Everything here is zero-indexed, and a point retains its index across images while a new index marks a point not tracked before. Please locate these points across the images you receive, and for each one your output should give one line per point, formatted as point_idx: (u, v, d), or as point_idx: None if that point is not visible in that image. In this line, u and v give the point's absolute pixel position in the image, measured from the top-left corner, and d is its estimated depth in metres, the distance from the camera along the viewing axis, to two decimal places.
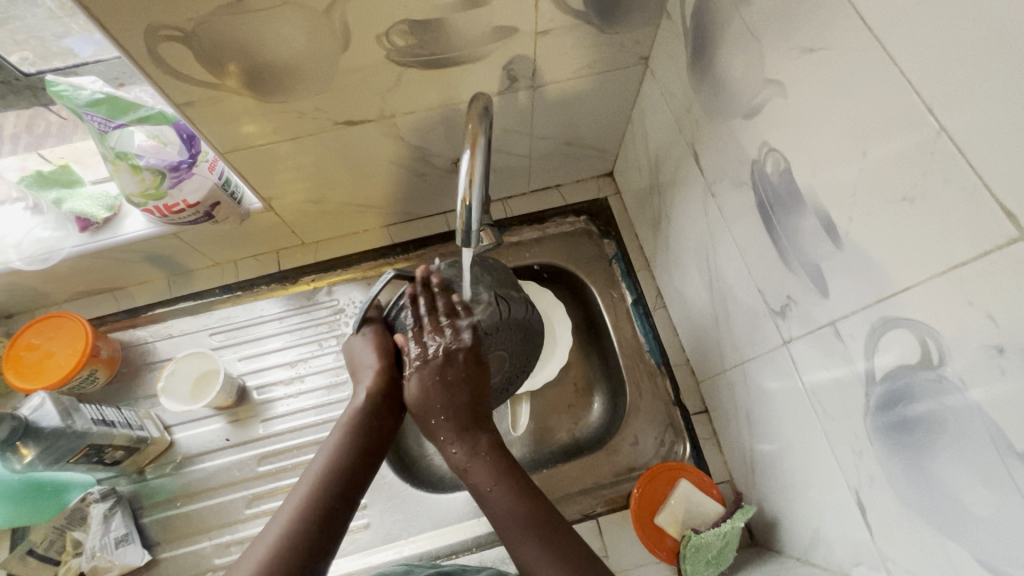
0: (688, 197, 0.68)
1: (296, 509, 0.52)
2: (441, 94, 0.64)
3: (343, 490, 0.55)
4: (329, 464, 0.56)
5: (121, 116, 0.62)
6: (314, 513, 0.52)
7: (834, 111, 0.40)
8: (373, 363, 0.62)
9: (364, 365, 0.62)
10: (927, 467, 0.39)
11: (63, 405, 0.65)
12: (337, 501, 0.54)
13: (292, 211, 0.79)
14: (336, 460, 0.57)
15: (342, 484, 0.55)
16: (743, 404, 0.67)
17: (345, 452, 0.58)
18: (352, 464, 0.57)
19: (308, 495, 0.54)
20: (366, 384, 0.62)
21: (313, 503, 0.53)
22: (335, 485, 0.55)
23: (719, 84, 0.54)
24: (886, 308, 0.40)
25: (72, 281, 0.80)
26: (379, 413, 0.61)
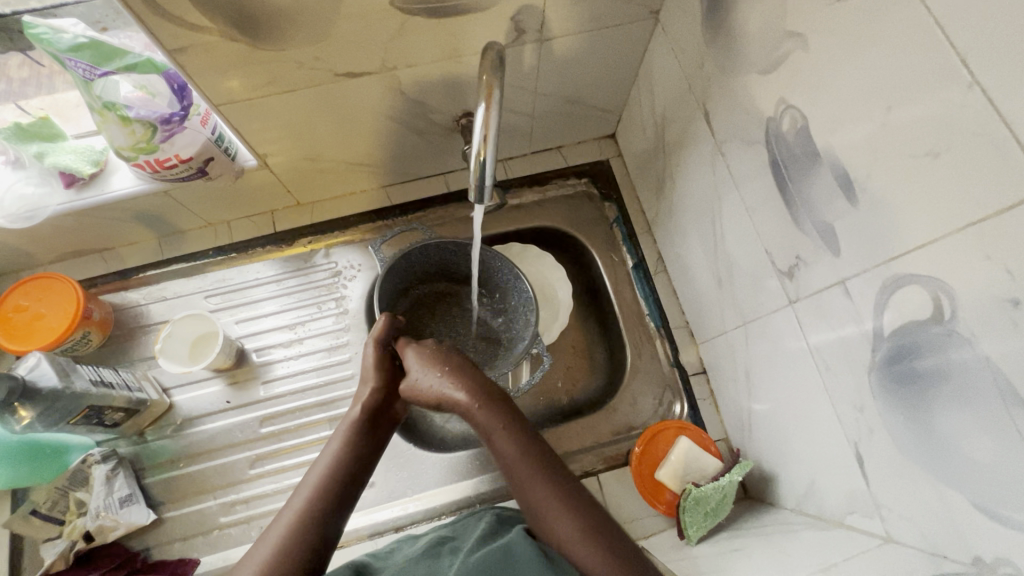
0: (696, 158, 0.67)
1: (296, 510, 0.53)
2: (445, 47, 0.62)
3: (337, 501, 0.55)
4: (325, 477, 0.56)
5: (106, 63, 0.58)
6: (310, 531, 0.52)
7: (861, 66, 0.39)
8: (370, 379, 0.63)
9: (365, 375, 0.64)
10: (930, 420, 0.40)
11: (59, 365, 0.64)
12: (334, 518, 0.54)
13: (288, 169, 0.76)
14: (333, 470, 0.57)
15: (341, 494, 0.56)
16: (743, 364, 0.68)
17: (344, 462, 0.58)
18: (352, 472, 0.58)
19: (306, 499, 0.54)
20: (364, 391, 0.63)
21: (308, 517, 0.53)
22: (330, 494, 0.55)
23: (734, 39, 0.52)
24: (900, 266, 0.40)
25: (59, 241, 0.77)
26: (375, 423, 0.62)
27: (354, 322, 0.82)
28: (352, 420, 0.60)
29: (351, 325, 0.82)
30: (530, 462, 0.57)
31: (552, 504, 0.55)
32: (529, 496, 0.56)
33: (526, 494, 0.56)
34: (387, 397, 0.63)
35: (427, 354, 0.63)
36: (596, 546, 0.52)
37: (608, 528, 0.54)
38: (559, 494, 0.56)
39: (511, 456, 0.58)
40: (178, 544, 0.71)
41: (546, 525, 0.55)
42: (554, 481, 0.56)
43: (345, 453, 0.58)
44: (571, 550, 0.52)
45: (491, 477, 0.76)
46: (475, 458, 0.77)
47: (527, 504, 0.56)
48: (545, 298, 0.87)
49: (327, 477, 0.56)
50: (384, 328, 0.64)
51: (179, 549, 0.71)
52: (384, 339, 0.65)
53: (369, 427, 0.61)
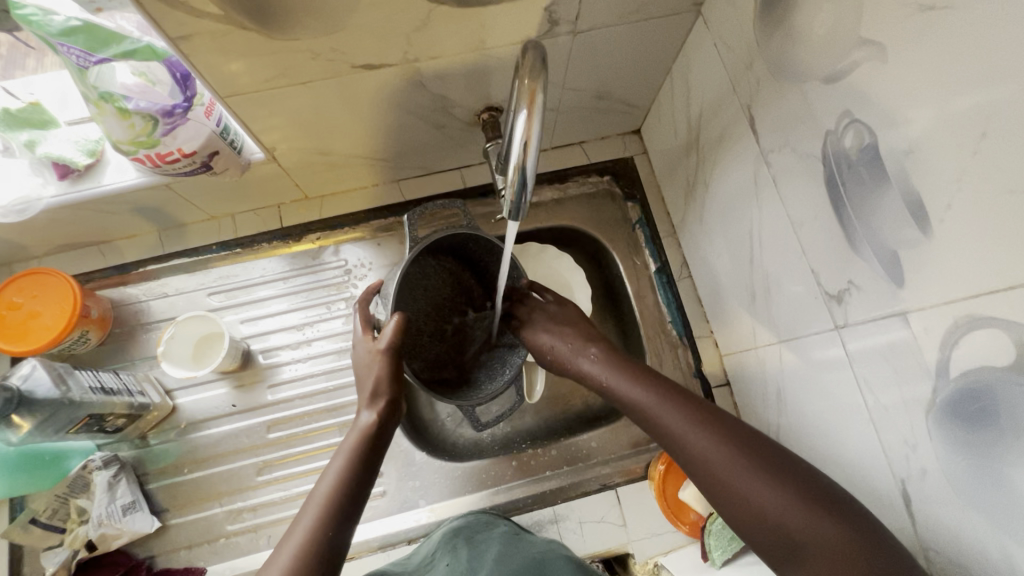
0: (735, 164, 0.63)
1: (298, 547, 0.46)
2: (472, 38, 0.57)
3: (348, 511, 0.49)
4: (337, 489, 0.50)
5: (104, 49, 0.53)
6: (320, 548, 0.46)
7: (951, 84, 0.35)
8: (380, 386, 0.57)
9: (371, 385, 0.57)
10: (997, 471, 0.37)
11: (55, 371, 0.61)
12: (343, 527, 0.48)
13: (297, 163, 0.72)
14: (344, 480, 0.51)
15: (351, 504, 0.50)
16: (773, 382, 0.66)
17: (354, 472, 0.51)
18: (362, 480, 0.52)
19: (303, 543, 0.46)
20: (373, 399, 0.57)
21: (322, 531, 0.47)
22: (347, 502, 0.50)
23: (794, 41, 0.48)
24: (976, 306, 0.37)
25: (53, 234, 0.73)
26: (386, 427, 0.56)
27: None
28: (363, 429, 0.54)
29: None
30: (681, 412, 0.51)
31: (710, 440, 0.48)
32: (686, 438, 0.50)
33: (681, 434, 0.50)
34: (391, 410, 0.57)
35: (552, 325, 0.65)
36: (755, 462, 0.46)
37: (788, 461, 0.46)
38: (715, 431, 0.49)
39: (650, 396, 0.54)
40: (184, 552, 0.69)
41: (719, 472, 0.47)
42: (701, 415, 0.50)
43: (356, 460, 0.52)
44: (737, 482, 0.46)
45: (506, 489, 0.73)
46: (490, 468, 0.75)
47: (699, 463, 0.48)
48: (562, 301, 0.84)
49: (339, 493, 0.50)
50: (397, 330, 0.58)
51: (185, 558, 0.69)
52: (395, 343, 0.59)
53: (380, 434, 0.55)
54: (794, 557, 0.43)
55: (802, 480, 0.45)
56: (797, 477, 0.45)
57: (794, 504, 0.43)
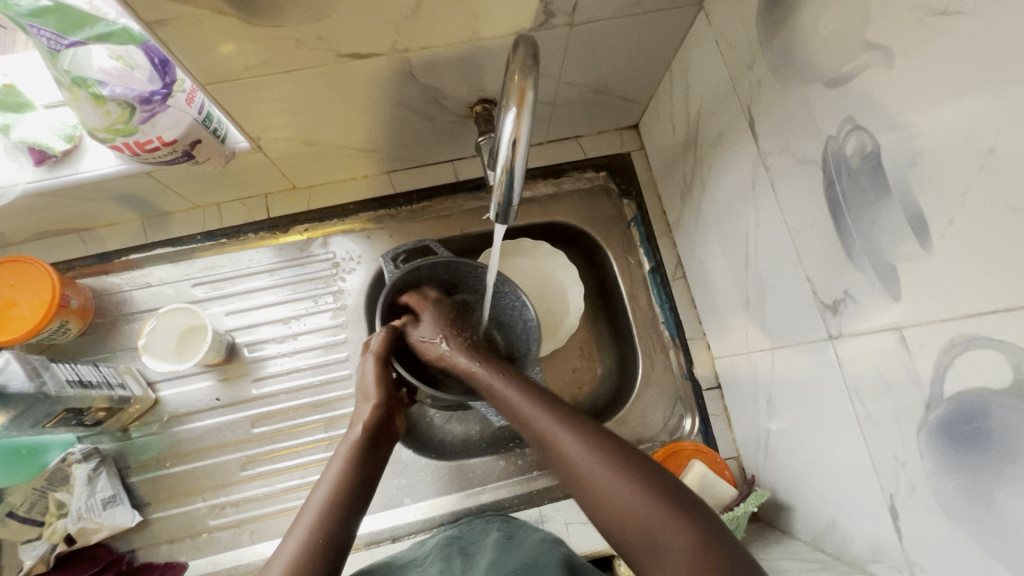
0: (733, 165, 0.61)
1: (298, 543, 0.46)
2: (464, 28, 0.55)
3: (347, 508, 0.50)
4: (335, 487, 0.51)
5: (75, 32, 0.50)
6: (321, 542, 0.46)
7: (958, 95, 0.34)
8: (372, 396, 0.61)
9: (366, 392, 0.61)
10: (988, 494, 0.36)
11: (30, 365, 0.59)
12: (346, 526, 0.48)
13: (284, 152, 0.69)
14: (342, 480, 0.52)
15: (351, 502, 0.50)
16: (764, 388, 0.65)
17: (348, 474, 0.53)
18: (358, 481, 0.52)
19: (306, 536, 0.46)
20: (366, 409, 0.59)
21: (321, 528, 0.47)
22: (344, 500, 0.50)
23: (798, 41, 0.46)
24: (973, 325, 0.36)
25: (31, 221, 0.71)
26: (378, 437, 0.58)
27: (352, 319, 0.78)
28: (354, 437, 0.56)
29: (349, 322, 0.77)
30: (550, 413, 0.52)
31: (569, 437, 0.49)
32: (550, 437, 0.50)
33: (546, 434, 0.51)
34: (384, 417, 0.59)
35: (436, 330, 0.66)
36: (626, 468, 0.46)
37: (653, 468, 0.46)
38: (575, 430, 0.49)
39: (519, 394, 0.55)
40: (165, 546, 0.68)
41: (588, 480, 0.46)
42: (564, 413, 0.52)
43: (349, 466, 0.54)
44: (603, 487, 0.45)
45: (493, 488, 0.73)
46: (477, 467, 0.74)
47: (561, 460, 0.49)
48: (554, 299, 0.83)
49: (337, 491, 0.50)
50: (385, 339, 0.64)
51: (166, 552, 0.68)
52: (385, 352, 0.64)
53: (372, 445, 0.56)
54: (654, 559, 0.42)
55: (670, 488, 0.44)
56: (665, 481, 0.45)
57: (659, 511, 0.43)
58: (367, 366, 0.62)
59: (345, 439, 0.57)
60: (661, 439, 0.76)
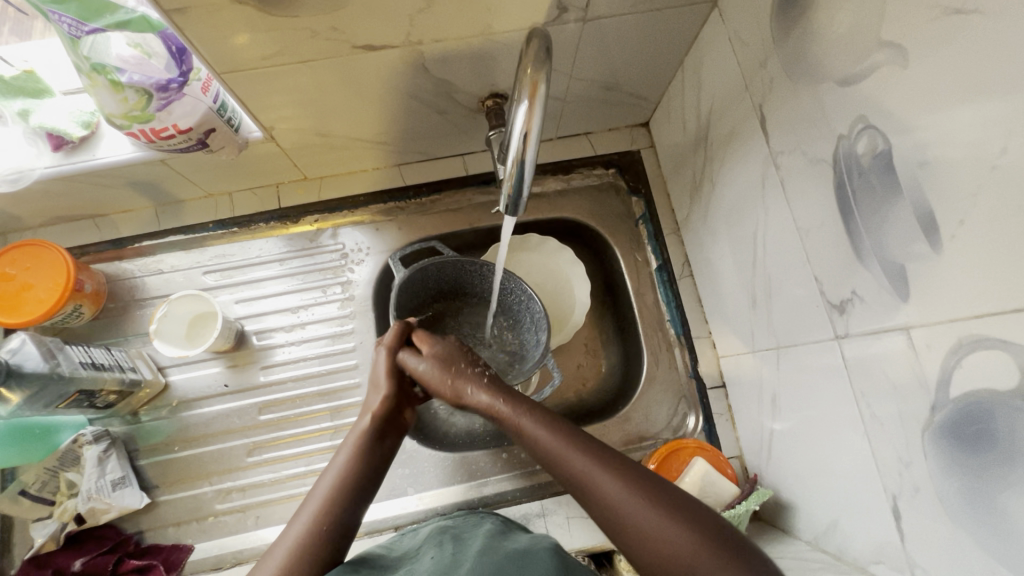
0: (743, 164, 0.61)
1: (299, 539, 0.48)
2: (477, 22, 0.55)
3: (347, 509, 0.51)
4: (338, 482, 0.52)
5: (96, 19, 0.50)
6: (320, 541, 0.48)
7: (972, 95, 0.34)
8: (384, 387, 0.59)
9: (378, 380, 0.60)
10: (993, 495, 0.36)
11: (45, 346, 0.61)
12: (344, 524, 0.50)
13: (296, 143, 0.70)
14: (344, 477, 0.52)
15: (353, 497, 0.51)
16: (768, 388, 0.65)
17: (353, 468, 0.53)
18: (362, 478, 0.53)
19: (307, 532, 0.48)
20: (376, 399, 0.59)
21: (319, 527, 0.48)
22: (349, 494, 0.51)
23: (812, 39, 0.46)
24: (981, 327, 0.36)
25: (48, 206, 0.72)
26: (387, 428, 0.58)
27: (360, 310, 0.78)
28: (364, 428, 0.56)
29: (356, 312, 0.78)
30: (588, 452, 0.48)
31: (638, 502, 0.44)
32: (623, 508, 0.44)
33: (613, 503, 0.45)
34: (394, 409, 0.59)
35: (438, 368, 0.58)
36: (666, 502, 0.44)
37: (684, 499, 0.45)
38: (633, 487, 0.45)
39: (558, 442, 0.49)
40: (172, 529, 0.69)
41: (627, 518, 0.44)
42: (615, 465, 0.47)
43: (355, 459, 0.54)
44: (647, 525, 0.43)
45: (496, 481, 0.73)
46: (480, 460, 0.74)
47: (640, 536, 0.43)
48: (559, 295, 0.83)
49: (343, 482, 0.51)
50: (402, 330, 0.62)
51: (172, 534, 0.69)
52: (397, 344, 0.61)
53: (381, 436, 0.57)
54: None
55: (704, 520, 0.43)
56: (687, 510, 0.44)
57: (702, 546, 0.41)
58: (382, 357, 0.61)
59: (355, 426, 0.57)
60: (664, 436, 0.76)
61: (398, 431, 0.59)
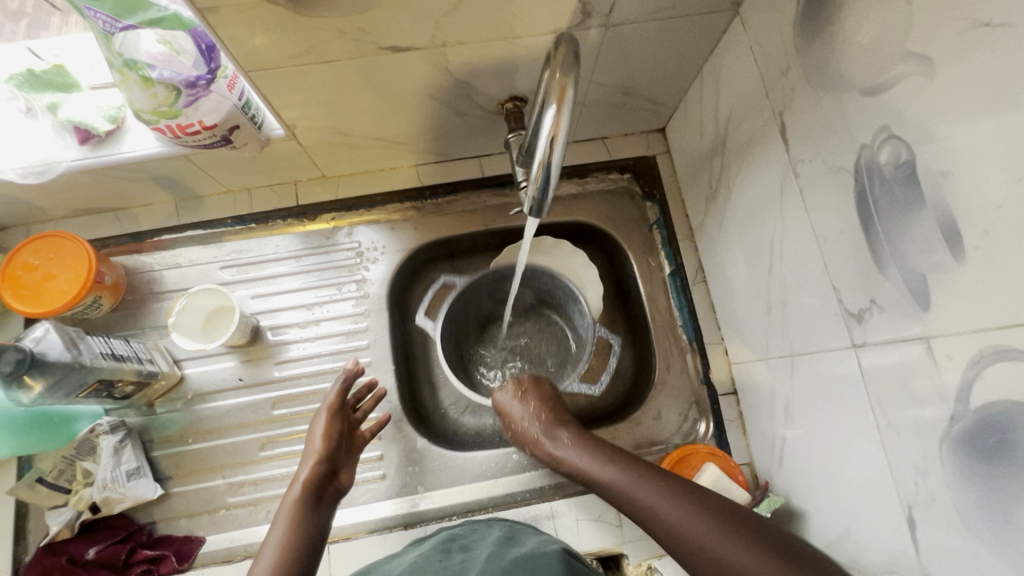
0: (761, 171, 0.62)
1: None
2: (502, 26, 0.56)
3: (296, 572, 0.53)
4: (282, 550, 0.54)
5: (130, 15, 0.51)
6: None
7: (999, 108, 0.34)
8: (319, 449, 0.64)
9: (313, 445, 0.65)
10: (1012, 507, 0.36)
11: (67, 336, 0.62)
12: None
13: (316, 141, 0.71)
14: (287, 544, 0.55)
15: (302, 559, 0.55)
16: (781, 395, 0.65)
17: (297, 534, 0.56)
18: (305, 542, 0.56)
19: None
20: (307, 466, 0.63)
21: None
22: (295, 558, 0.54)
23: (836, 49, 0.47)
24: (1004, 338, 0.36)
25: (71, 198, 0.73)
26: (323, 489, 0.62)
27: (374, 308, 0.79)
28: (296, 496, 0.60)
29: (371, 310, 0.79)
30: (653, 479, 0.52)
31: (714, 530, 0.45)
32: (696, 531, 0.46)
33: (677, 526, 0.47)
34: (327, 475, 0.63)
35: (522, 392, 0.67)
36: (733, 525, 0.45)
37: (749, 518, 0.46)
38: (698, 510, 0.47)
39: (628, 476, 0.53)
40: (184, 520, 0.70)
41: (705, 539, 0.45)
42: (688, 495, 0.49)
43: (295, 525, 0.57)
44: (725, 548, 0.44)
45: (506, 482, 0.73)
46: (491, 460, 0.75)
47: (713, 561, 0.44)
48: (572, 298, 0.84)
49: (285, 556, 0.54)
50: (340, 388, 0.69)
51: (184, 526, 0.70)
52: (336, 406, 0.68)
53: (316, 499, 0.60)
54: None
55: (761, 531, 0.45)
56: (751, 529, 0.45)
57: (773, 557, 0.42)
58: (318, 420, 0.66)
59: (289, 493, 0.60)
60: (674, 441, 0.76)
61: (333, 497, 0.63)
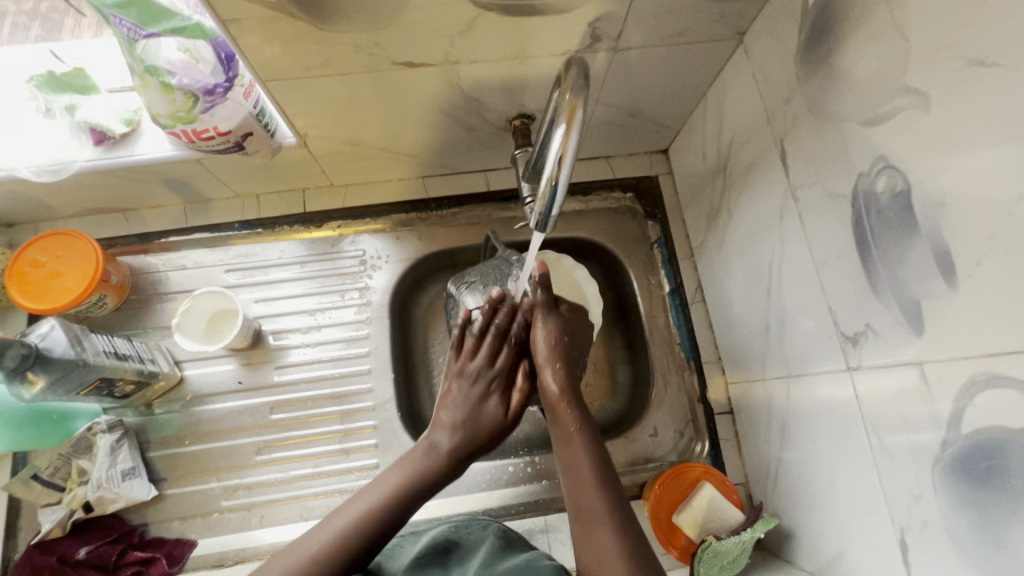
0: (761, 195, 0.63)
1: (334, 536, 0.54)
2: (513, 47, 0.58)
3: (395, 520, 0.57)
4: (387, 502, 0.57)
5: (153, 24, 0.55)
6: (352, 544, 0.54)
7: (990, 143, 0.35)
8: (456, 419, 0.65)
9: (447, 404, 0.67)
10: (1003, 531, 0.37)
11: (72, 333, 0.62)
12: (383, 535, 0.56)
13: (327, 150, 0.72)
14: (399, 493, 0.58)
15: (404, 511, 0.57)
16: (777, 416, 0.65)
17: (413, 487, 0.59)
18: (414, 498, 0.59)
19: (353, 525, 0.55)
20: (442, 432, 0.64)
21: (366, 521, 0.55)
22: (396, 510, 0.57)
23: (836, 81, 0.48)
24: (994, 365, 0.37)
25: (81, 198, 0.74)
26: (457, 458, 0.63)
27: (376, 315, 0.80)
28: (434, 453, 0.62)
29: (373, 318, 0.79)
30: (596, 487, 0.56)
31: (612, 540, 0.53)
32: (596, 530, 0.54)
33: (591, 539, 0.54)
34: (470, 441, 0.65)
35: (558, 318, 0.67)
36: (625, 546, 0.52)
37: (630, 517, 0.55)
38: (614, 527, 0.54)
39: (587, 470, 0.58)
40: (177, 523, 0.70)
41: (597, 542, 0.53)
42: (608, 509, 0.55)
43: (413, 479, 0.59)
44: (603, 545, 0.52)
45: (500, 494, 0.73)
46: (486, 472, 0.75)
47: (589, 539, 0.54)
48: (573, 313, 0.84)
49: (389, 501, 0.57)
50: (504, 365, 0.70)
51: (177, 528, 0.69)
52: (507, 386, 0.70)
53: (450, 467, 0.62)
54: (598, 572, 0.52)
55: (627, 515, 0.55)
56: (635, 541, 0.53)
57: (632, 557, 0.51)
58: (460, 388, 0.68)
59: (426, 445, 0.63)
60: (669, 459, 0.76)
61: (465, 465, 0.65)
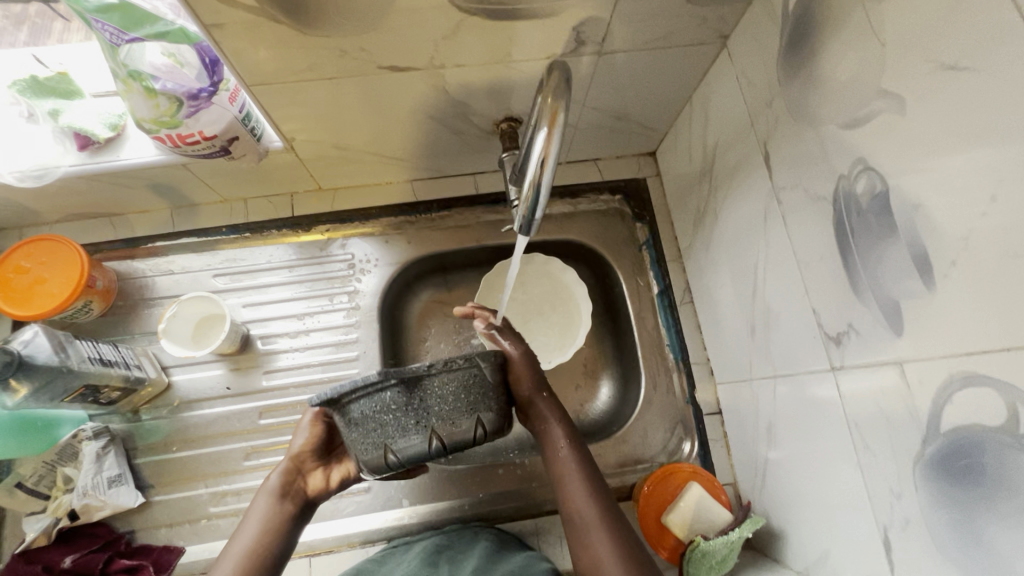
0: (746, 197, 0.64)
1: None
2: (498, 51, 0.58)
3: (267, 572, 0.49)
4: (262, 538, 0.50)
5: (136, 29, 0.54)
6: None
7: (963, 146, 0.36)
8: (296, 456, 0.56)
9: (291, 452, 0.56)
10: (982, 529, 0.37)
11: (56, 339, 0.62)
12: None
13: (314, 154, 0.72)
14: (267, 529, 0.51)
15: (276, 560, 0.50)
16: (764, 416, 0.66)
17: (278, 524, 0.52)
18: (285, 538, 0.52)
19: None
20: (299, 437, 0.57)
21: None
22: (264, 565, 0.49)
23: (816, 85, 0.49)
24: (971, 364, 0.37)
25: (66, 203, 0.73)
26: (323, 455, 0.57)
27: (365, 319, 0.79)
28: (295, 456, 0.56)
29: (362, 322, 0.79)
30: (585, 482, 0.55)
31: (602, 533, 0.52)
32: (585, 527, 0.53)
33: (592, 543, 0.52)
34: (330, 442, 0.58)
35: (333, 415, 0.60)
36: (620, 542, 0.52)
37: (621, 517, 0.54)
38: (609, 527, 0.53)
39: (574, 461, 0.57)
40: (164, 530, 0.69)
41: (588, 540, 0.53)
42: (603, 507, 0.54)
43: (275, 519, 0.52)
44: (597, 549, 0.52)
45: (491, 497, 0.73)
46: (476, 475, 0.74)
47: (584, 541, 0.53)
48: (562, 317, 0.85)
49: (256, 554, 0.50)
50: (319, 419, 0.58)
51: (164, 536, 0.69)
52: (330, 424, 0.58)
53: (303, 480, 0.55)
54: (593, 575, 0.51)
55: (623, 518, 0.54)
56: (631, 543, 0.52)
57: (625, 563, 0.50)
58: (301, 430, 0.57)
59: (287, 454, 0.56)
60: (659, 460, 0.77)
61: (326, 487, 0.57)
